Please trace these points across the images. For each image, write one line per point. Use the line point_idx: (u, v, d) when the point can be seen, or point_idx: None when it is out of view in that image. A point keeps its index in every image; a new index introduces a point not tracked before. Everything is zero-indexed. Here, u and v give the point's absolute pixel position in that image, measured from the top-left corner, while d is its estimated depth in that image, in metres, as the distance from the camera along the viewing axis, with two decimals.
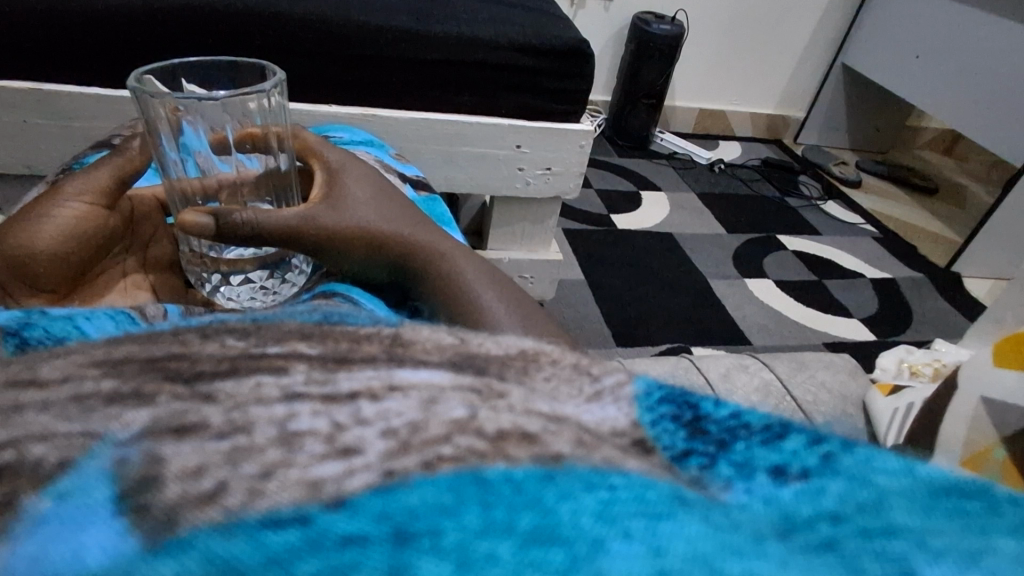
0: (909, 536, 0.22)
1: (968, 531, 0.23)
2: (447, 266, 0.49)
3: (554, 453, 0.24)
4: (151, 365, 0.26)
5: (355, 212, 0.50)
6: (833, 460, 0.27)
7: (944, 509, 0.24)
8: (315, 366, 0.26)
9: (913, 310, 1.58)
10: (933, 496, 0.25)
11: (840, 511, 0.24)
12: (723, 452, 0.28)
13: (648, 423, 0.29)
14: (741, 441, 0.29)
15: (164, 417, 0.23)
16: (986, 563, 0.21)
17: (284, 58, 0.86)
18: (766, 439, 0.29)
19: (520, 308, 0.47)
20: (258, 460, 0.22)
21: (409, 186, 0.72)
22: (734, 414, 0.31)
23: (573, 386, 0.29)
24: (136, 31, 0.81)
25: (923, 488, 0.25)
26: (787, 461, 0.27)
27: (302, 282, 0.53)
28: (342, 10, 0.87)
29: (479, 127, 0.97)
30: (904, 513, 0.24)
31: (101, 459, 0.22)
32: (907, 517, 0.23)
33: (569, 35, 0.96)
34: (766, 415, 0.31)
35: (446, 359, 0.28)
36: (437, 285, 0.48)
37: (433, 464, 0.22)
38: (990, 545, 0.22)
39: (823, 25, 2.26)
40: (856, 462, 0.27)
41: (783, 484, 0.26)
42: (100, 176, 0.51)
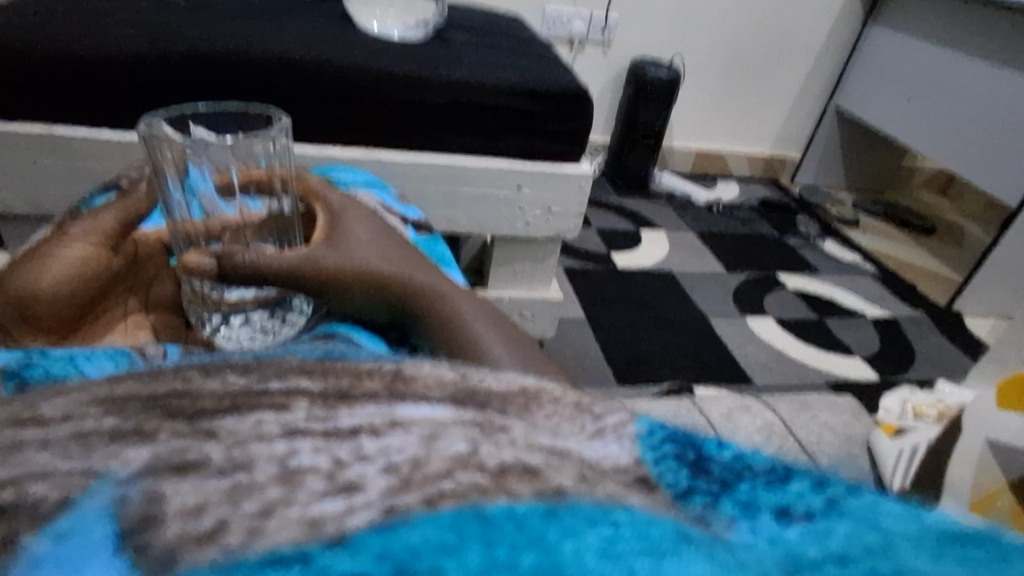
0: None
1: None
2: (447, 314, 0.49)
3: (557, 487, 0.23)
4: (152, 403, 0.26)
5: (357, 253, 0.50)
6: (838, 504, 0.26)
7: (954, 555, 0.23)
8: (316, 403, 0.26)
9: (915, 349, 1.57)
10: (942, 541, 0.24)
11: (846, 553, 0.24)
12: (727, 492, 0.28)
13: (649, 459, 0.28)
14: (744, 481, 0.28)
15: (163, 455, 0.23)
16: None
17: (295, 105, 0.89)
18: (770, 481, 0.28)
19: (523, 352, 0.46)
20: (258, 498, 0.22)
21: (410, 227, 0.73)
22: (737, 455, 0.30)
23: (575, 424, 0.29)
24: (146, 77, 0.83)
25: (931, 534, 0.25)
26: (791, 503, 0.27)
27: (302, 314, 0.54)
28: (345, 56, 0.90)
29: (480, 169, 0.98)
30: (910, 556, 0.23)
31: (99, 498, 0.22)
32: (916, 560, 0.23)
33: (570, 81, 0.98)
34: (769, 458, 0.31)
35: (447, 395, 0.28)
36: (436, 333, 0.48)
37: (435, 501, 0.22)
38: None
39: (815, 70, 2.32)
40: (862, 506, 0.26)
41: (788, 525, 0.26)
42: (105, 219, 0.52)
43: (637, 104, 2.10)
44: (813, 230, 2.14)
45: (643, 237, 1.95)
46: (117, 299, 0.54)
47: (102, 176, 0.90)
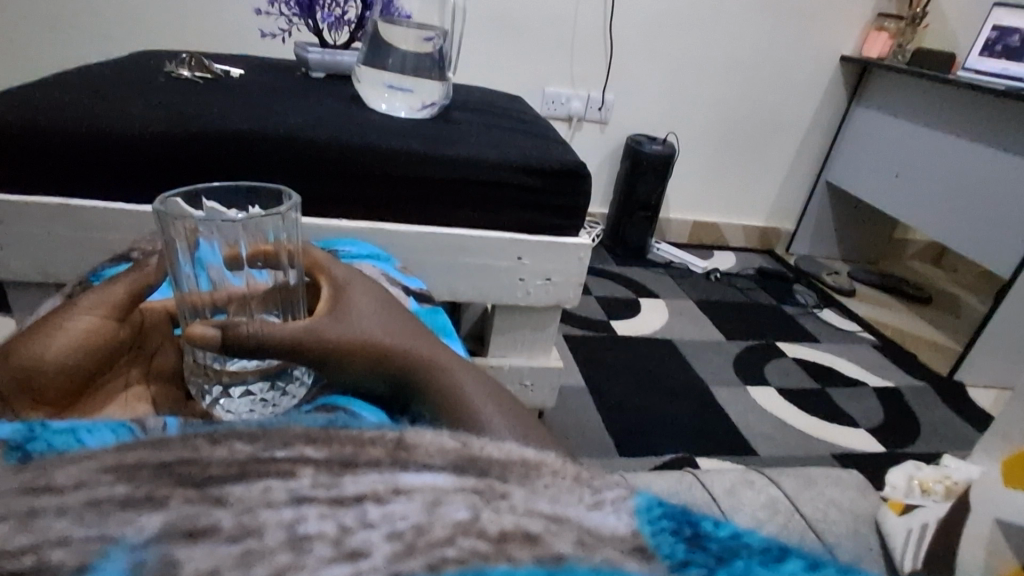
0: None
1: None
2: (448, 387, 0.50)
3: (553, 555, 0.25)
4: (162, 470, 0.27)
5: (360, 325, 0.52)
6: None
7: None
8: (321, 469, 0.27)
9: (920, 420, 1.56)
10: None
11: None
12: (722, 566, 0.28)
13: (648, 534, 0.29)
14: (740, 559, 0.29)
15: (176, 522, 0.25)
16: None
17: (305, 180, 0.93)
18: (765, 560, 0.29)
19: (520, 425, 0.47)
20: (268, 564, 0.23)
21: (412, 298, 0.75)
22: (733, 534, 0.31)
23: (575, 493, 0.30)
24: (166, 154, 0.88)
25: None
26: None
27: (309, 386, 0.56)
28: (356, 135, 0.95)
29: (482, 240, 1.02)
30: None
31: (116, 563, 0.23)
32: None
33: (569, 158, 1.03)
34: (765, 538, 0.31)
35: (448, 462, 0.29)
36: (437, 405, 0.49)
37: (439, 569, 0.24)
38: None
39: (804, 146, 2.41)
40: None
41: None
42: (116, 291, 0.54)
43: (634, 177, 2.18)
44: (811, 300, 2.17)
45: (642, 305, 1.97)
46: (119, 369, 0.55)
47: (115, 246, 0.93)
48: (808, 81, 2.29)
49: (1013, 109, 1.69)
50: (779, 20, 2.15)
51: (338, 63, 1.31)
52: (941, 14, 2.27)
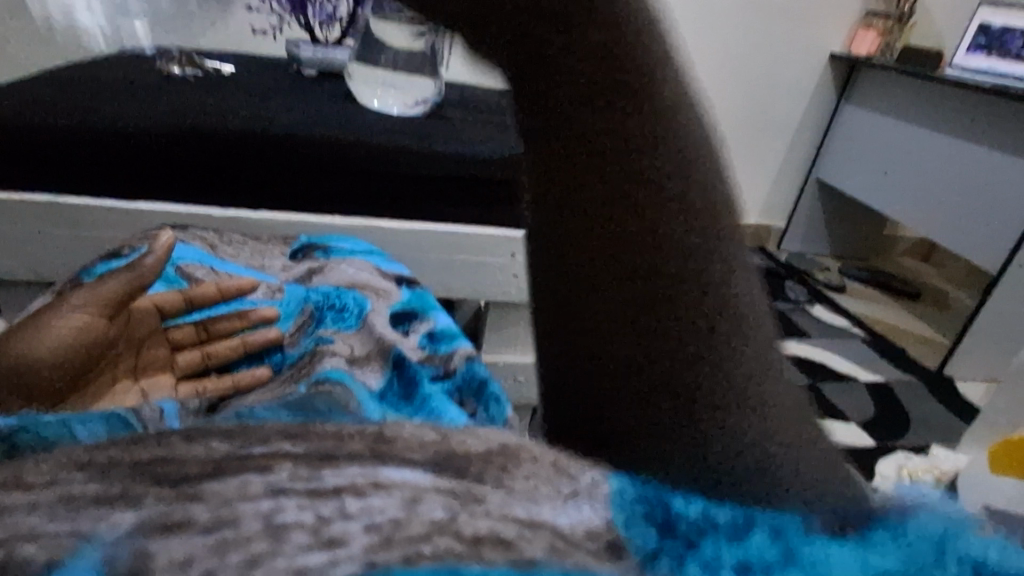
0: None
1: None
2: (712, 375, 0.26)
3: (529, 558, 0.23)
4: (136, 468, 0.27)
5: (697, 145, 0.28)
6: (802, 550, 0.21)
7: None
8: (301, 462, 0.26)
9: (911, 415, 1.58)
10: None
11: None
12: (691, 550, 0.21)
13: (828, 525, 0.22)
14: (712, 538, 0.22)
15: (151, 517, 0.24)
16: None
17: (297, 176, 0.93)
18: (737, 528, 0.22)
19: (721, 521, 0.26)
20: (244, 551, 0.23)
21: (404, 288, 0.71)
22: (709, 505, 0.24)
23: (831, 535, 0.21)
24: (164, 150, 0.88)
25: None
26: (758, 556, 0.21)
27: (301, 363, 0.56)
28: (344, 128, 0.95)
29: (473, 239, 1.01)
30: None
31: (87, 560, 0.23)
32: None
33: None
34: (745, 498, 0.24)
35: (429, 458, 0.27)
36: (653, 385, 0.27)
37: (414, 559, 0.23)
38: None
39: (794, 149, 2.42)
40: (843, 559, 0.20)
41: None
42: (107, 287, 0.53)
43: None
44: (802, 296, 2.17)
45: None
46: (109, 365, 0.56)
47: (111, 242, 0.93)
48: (798, 79, 2.29)
49: (1000, 108, 1.71)
50: (766, 19, 2.16)
51: (330, 61, 1.30)
52: (928, 13, 2.28)
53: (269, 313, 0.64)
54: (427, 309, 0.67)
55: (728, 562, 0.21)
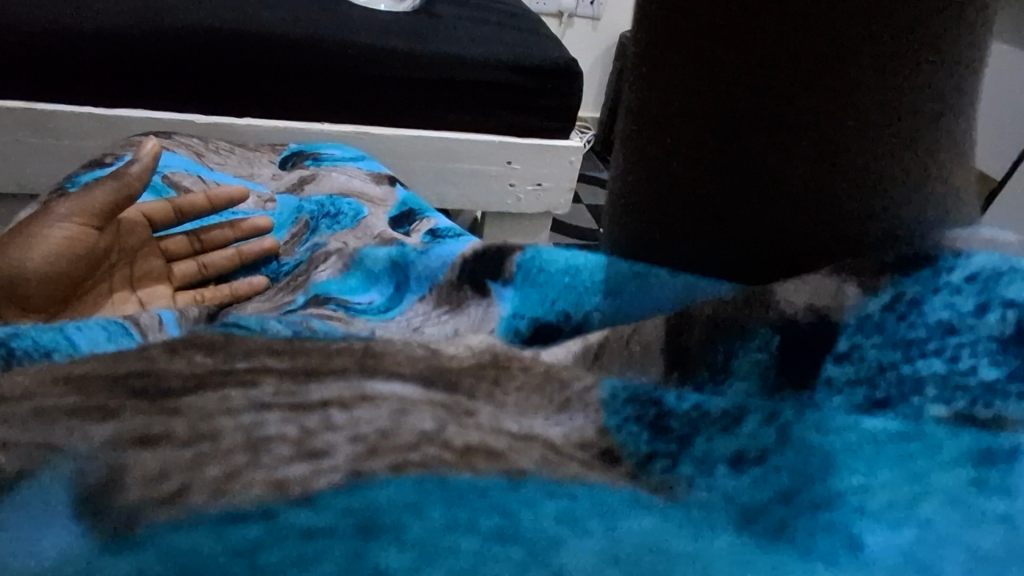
0: (855, 503, 0.22)
1: (911, 495, 0.22)
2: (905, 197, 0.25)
3: (520, 468, 0.23)
4: (114, 381, 0.26)
5: None
6: (791, 433, 0.24)
7: (890, 459, 0.23)
8: (285, 378, 0.27)
9: None
10: (881, 447, 0.23)
11: (795, 488, 0.22)
12: (684, 449, 0.24)
13: (884, 360, 0.26)
14: (701, 431, 0.25)
15: (127, 431, 0.24)
16: (924, 513, 0.21)
17: (260, 84, 0.79)
18: (727, 425, 0.24)
19: (806, 343, 0.27)
20: (224, 463, 0.23)
21: (398, 188, 0.63)
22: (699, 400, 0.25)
23: (898, 384, 0.25)
24: (92, 47, 0.73)
25: (874, 439, 0.23)
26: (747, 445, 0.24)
27: (295, 273, 0.51)
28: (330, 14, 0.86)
29: (470, 145, 0.87)
30: (853, 473, 0.22)
31: (57, 474, 0.22)
32: (854, 478, 0.22)
33: (557, 54, 0.89)
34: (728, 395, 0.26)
35: (419, 372, 0.28)
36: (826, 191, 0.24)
37: (401, 468, 0.23)
38: (958, 512, 0.21)
39: None
40: (814, 428, 0.24)
41: (740, 473, 0.23)
42: (97, 194, 0.47)
43: None
44: None
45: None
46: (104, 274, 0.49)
47: (34, 163, 0.78)
48: None
49: None
50: None
51: None
52: None
53: (264, 223, 0.56)
54: (424, 207, 0.59)
55: (720, 452, 0.24)
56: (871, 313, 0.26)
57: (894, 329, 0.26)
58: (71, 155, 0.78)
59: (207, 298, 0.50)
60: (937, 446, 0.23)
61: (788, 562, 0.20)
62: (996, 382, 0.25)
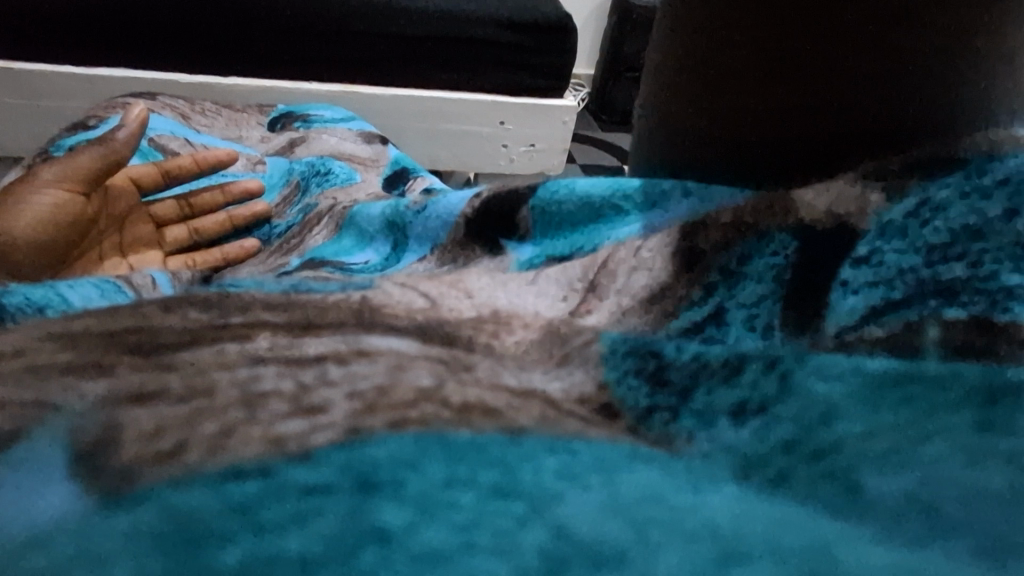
0: (853, 449, 0.21)
1: (914, 435, 0.21)
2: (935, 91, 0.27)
3: (518, 425, 0.23)
4: (109, 338, 0.26)
5: None
6: (789, 380, 0.23)
7: (890, 402, 0.21)
8: (280, 333, 0.26)
9: None
10: (881, 390, 0.22)
11: (794, 438, 0.22)
12: (684, 401, 0.24)
13: (907, 261, 0.25)
14: (702, 384, 0.24)
15: (122, 388, 0.23)
16: (926, 455, 0.20)
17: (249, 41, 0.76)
18: (729, 374, 0.24)
19: (820, 244, 0.27)
20: (220, 420, 0.22)
21: (390, 148, 0.62)
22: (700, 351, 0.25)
23: (918, 284, 0.24)
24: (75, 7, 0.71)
25: (872, 383, 0.22)
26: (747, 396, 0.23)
27: (288, 236, 0.50)
28: None
29: (465, 104, 0.85)
30: (848, 419, 0.21)
31: (51, 431, 0.21)
32: (855, 423, 0.21)
33: (552, 11, 0.87)
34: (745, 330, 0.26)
35: (415, 323, 0.28)
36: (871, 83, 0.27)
37: (400, 425, 0.22)
38: (961, 447, 0.20)
39: None
40: (811, 372, 0.23)
41: (741, 422, 0.23)
42: (81, 158, 0.45)
43: None
44: None
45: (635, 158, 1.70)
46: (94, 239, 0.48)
47: (13, 127, 0.76)
48: None
49: None
50: None
51: None
52: None
53: (254, 186, 0.54)
54: (418, 168, 0.58)
55: (721, 405, 0.23)
56: (893, 217, 0.26)
57: (916, 232, 0.25)
58: (51, 119, 0.76)
59: (198, 261, 0.48)
60: (940, 385, 0.21)
61: (792, 508, 0.20)
62: (1019, 286, 0.23)
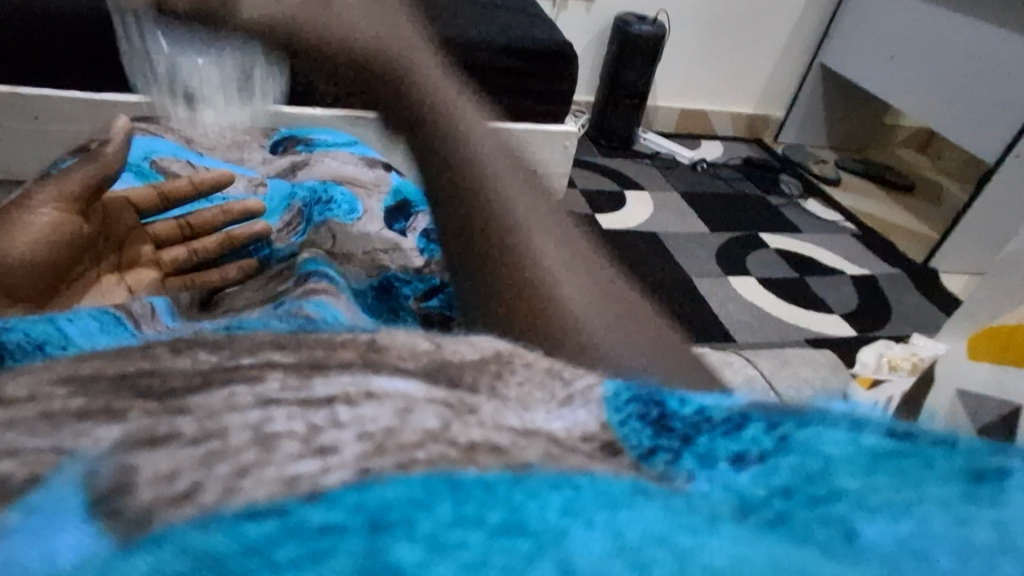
0: (851, 497, 0.22)
1: (906, 497, 0.22)
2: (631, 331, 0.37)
3: (524, 461, 0.23)
4: (121, 381, 0.26)
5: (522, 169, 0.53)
6: (789, 440, 0.24)
7: (888, 467, 0.23)
8: (291, 373, 0.26)
9: (890, 304, 1.34)
10: (878, 457, 0.23)
11: (791, 484, 0.23)
12: (687, 445, 0.25)
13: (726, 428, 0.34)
14: (705, 433, 0.25)
15: (137, 431, 0.24)
16: (918, 512, 0.22)
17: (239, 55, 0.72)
18: (730, 429, 0.25)
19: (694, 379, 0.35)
20: (233, 461, 0.22)
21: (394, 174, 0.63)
22: (701, 408, 0.27)
23: None
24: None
25: (868, 450, 0.24)
26: (747, 446, 0.24)
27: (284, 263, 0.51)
28: None
29: None
30: (847, 475, 0.23)
31: (68, 475, 0.22)
32: (853, 479, 0.23)
33: (550, 37, 0.88)
34: (732, 400, 0.27)
35: (421, 367, 0.28)
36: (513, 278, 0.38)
37: (407, 466, 0.22)
38: (947, 509, 0.22)
39: (803, 18, 1.86)
40: (809, 435, 0.24)
41: (741, 468, 0.24)
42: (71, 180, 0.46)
43: None
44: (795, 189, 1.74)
45: (635, 180, 1.68)
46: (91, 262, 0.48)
47: None
48: None
49: None
50: None
51: None
52: None
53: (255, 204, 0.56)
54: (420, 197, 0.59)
55: (721, 451, 0.24)
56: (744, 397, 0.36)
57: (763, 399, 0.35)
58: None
59: (200, 282, 0.49)
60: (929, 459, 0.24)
61: (788, 549, 0.21)
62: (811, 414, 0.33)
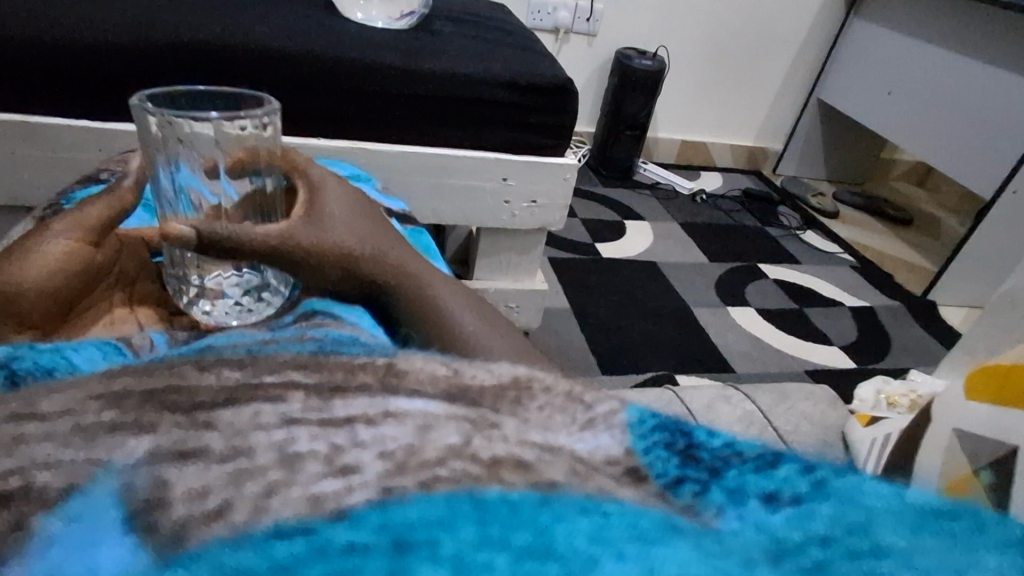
0: (898, 554, 0.22)
1: (963, 562, 0.22)
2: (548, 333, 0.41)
3: (549, 480, 0.24)
4: (149, 396, 0.27)
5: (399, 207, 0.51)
6: (824, 485, 0.26)
7: (933, 527, 0.24)
8: (312, 394, 0.26)
9: (891, 339, 1.33)
10: (924, 516, 0.25)
11: (830, 533, 0.24)
12: (715, 479, 0.27)
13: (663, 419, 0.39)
14: (732, 469, 0.28)
15: (167, 444, 0.24)
16: None
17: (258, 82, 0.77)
18: (758, 466, 0.28)
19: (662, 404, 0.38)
20: (261, 480, 0.23)
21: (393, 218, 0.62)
22: (726, 443, 0.30)
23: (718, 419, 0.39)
24: (93, 61, 0.73)
25: (912, 508, 0.25)
26: (779, 488, 0.26)
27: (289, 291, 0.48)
28: (324, 30, 0.85)
29: (467, 161, 0.88)
30: (891, 530, 0.24)
31: (107, 486, 0.23)
32: (899, 536, 0.23)
33: (553, 72, 0.89)
34: (759, 445, 0.31)
35: (440, 390, 0.28)
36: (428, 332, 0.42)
37: (429, 485, 0.23)
38: None
39: (800, 55, 1.90)
40: (847, 485, 0.26)
41: (774, 509, 0.25)
42: (91, 212, 0.46)
43: None
44: (794, 221, 1.76)
45: (637, 210, 1.69)
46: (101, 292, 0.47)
47: (29, 179, 0.79)
48: None
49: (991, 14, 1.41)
50: None
51: None
52: None
53: None
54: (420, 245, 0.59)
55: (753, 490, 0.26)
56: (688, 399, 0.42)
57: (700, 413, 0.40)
58: (66, 168, 0.78)
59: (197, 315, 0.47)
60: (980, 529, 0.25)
61: None
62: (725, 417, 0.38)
